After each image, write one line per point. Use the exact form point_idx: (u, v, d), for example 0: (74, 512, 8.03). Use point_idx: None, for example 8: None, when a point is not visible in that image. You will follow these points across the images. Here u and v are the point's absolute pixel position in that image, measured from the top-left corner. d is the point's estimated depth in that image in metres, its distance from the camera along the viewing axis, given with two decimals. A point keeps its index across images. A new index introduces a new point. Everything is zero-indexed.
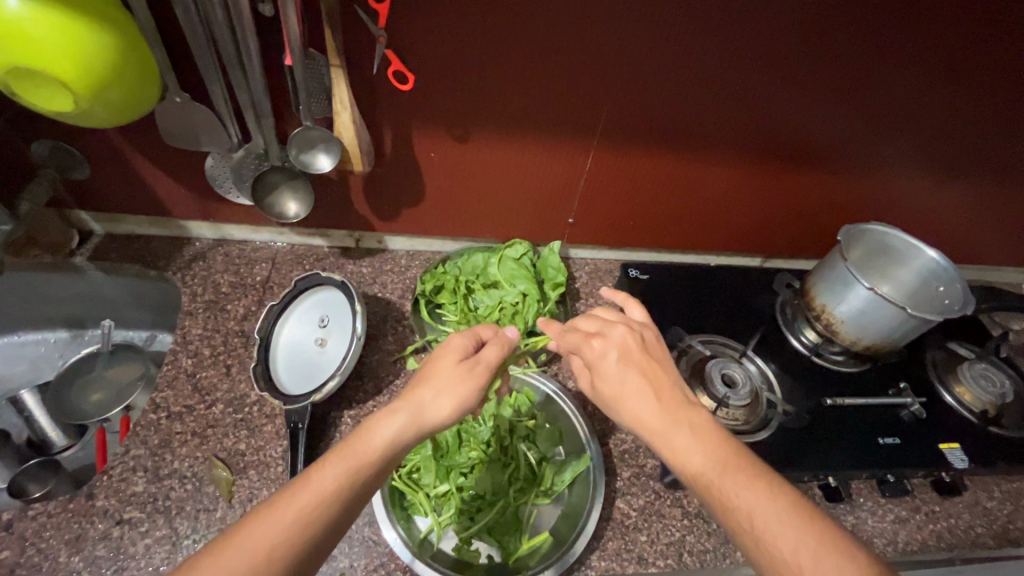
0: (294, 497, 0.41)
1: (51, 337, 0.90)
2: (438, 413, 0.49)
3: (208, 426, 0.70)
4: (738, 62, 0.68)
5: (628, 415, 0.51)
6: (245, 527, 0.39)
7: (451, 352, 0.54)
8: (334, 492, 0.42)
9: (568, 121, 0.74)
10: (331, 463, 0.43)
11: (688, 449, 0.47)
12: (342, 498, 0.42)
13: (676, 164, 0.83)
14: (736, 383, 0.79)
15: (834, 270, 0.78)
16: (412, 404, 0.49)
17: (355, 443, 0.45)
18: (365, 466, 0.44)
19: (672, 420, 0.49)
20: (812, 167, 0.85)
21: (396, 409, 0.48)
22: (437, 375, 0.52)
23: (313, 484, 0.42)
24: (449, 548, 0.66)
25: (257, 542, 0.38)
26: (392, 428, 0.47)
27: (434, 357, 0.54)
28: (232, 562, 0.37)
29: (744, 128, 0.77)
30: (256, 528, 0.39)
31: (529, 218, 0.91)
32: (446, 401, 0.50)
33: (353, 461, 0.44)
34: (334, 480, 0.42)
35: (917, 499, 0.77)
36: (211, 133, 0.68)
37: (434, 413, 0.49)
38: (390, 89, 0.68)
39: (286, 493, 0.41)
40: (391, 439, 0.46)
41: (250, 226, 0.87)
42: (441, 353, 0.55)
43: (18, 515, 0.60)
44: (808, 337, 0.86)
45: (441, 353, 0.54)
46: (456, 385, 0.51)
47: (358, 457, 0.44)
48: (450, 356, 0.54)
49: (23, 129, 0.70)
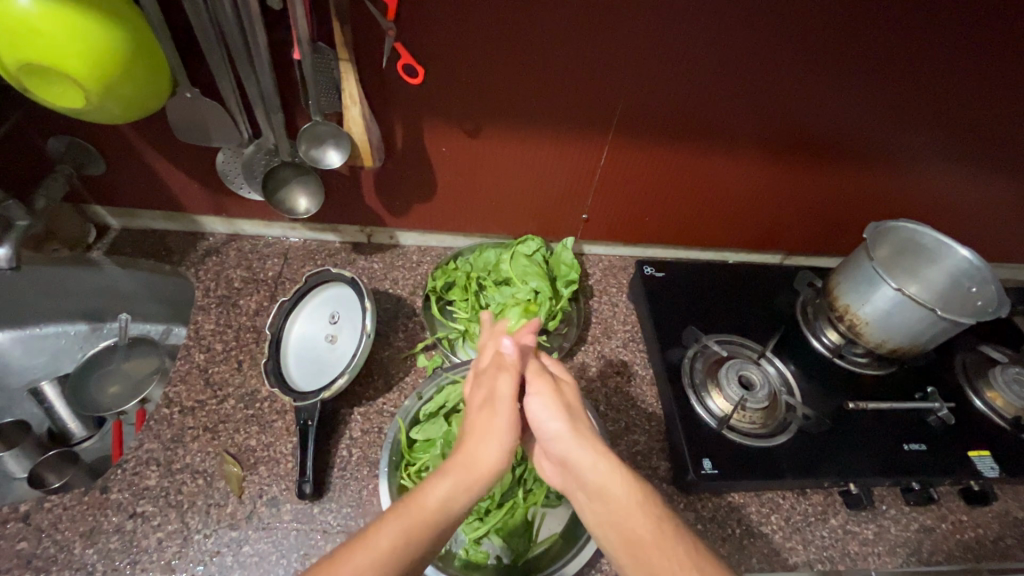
0: (350, 562, 0.42)
1: (71, 329, 0.90)
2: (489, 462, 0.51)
3: (220, 421, 0.70)
4: (757, 54, 0.65)
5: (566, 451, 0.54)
6: None
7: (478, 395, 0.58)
8: (397, 555, 0.43)
9: (581, 116, 0.73)
10: (388, 525, 0.45)
11: (613, 495, 0.50)
12: (400, 559, 0.43)
13: (694, 159, 0.80)
14: (754, 385, 0.76)
15: (860, 268, 0.75)
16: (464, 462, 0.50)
17: (411, 506, 0.46)
18: (424, 527, 0.45)
19: (596, 463, 0.52)
20: (836, 162, 0.82)
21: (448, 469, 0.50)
22: (478, 428, 0.54)
23: (376, 546, 0.43)
24: (457, 549, 0.65)
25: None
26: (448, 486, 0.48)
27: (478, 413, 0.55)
28: None
29: (765, 121, 0.75)
30: None
31: (542, 214, 0.90)
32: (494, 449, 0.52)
33: (410, 526, 0.45)
34: (392, 544, 0.43)
35: (943, 508, 0.74)
36: (221, 128, 0.67)
37: (484, 464, 0.51)
38: (400, 83, 0.66)
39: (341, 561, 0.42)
40: (446, 497, 0.47)
41: (261, 221, 0.87)
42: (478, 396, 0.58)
43: (35, 507, 0.61)
44: (829, 338, 0.83)
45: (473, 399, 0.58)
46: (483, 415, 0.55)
47: (415, 518, 0.45)
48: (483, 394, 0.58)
49: (40, 126, 0.71)
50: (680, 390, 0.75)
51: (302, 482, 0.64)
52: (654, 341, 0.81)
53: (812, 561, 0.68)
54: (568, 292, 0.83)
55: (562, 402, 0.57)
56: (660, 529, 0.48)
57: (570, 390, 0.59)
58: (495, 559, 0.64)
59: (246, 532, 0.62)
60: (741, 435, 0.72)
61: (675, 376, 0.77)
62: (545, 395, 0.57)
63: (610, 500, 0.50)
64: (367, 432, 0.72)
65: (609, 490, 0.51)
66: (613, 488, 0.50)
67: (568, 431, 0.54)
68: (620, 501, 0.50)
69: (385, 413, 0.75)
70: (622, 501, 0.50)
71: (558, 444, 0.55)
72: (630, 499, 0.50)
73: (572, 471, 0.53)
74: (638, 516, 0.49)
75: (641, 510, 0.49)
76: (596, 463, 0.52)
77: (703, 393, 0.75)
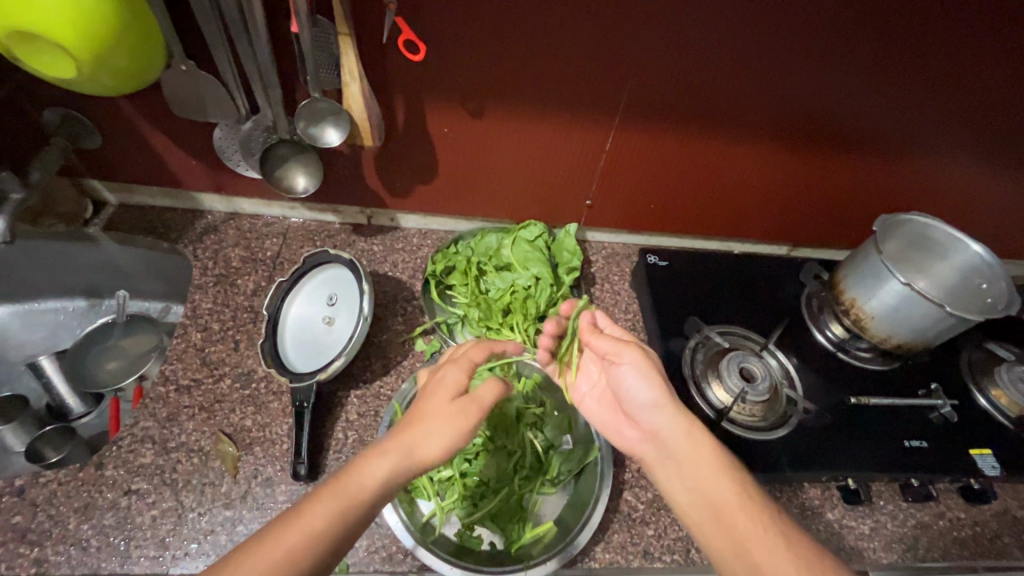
0: (279, 537, 0.41)
1: (69, 305, 0.89)
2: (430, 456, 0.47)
3: (215, 401, 0.70)
4: (772, 35, 0.63)
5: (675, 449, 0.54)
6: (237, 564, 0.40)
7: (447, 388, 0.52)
8: (321, 530, 0.42)
9: (588, 98, 0.70)
10: (323, 501, 0.43)
11: (710, 477, 0.51)
12: (332, 533, 0.42)
13: (703, 146, 0.78)
14: (755, 378, 0.75)
15: (867, 261, 0.73)
16: (404, 447, 0.47)
17: (344, 483, 0.44)
18: (353, 510, 0.43)
19: (688, 442, 0.53)
20: (849, 152, 0.80)
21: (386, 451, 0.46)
22: (427, 416, 0.49)
23: (303, 527, 0.42)
24: (451, 533, 0.65)
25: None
26: (386, 468, 0.46)
27: (427, 395, 0.52)
28: None
29: (779, 108, 0.72)
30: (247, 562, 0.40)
31: (546, 199, 0.88)
32: (440, 442, 0.48)
33: (343, 502, 0.43)
34: (323, 519, 0.42)
35: (941, 505, 0.74)
36: (219, 104, 0.66)
37: (424, 452, 0.47)
38: (401, 60, 0.64)
39: (274, 532, 0.41)
40: (381, 483, 0.45)
41: (260, 200, 0.86)
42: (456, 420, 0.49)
43: (30, 482, 0.61)
44: (834, 331, 0.82)
45: (452, 411, 0.50)
46: (453, 436, 0.49)
47: (348, 499, 0.44)
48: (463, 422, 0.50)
49: (33, 96, 0.69)
50: (680, 380, 0.75)
51: (296, 463, 0.64)
52: (655, 330, 0.80)
53: None
54: (569, 279, 0.83)
55: (648, 371, 0.58)
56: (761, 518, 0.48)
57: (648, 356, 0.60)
58: (489, 546, 0.64)
59: (240, 512, 0.62)
60: (740, 427, 0.71)
61: (676, 366, 0.76)
62: (634, 363, 0.59)
63: (699, 466, 0.52)
64: (363, 415, 0.72)
65: (706, 474, 0.51)
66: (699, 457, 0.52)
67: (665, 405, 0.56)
68: (718, 491, 0.50)
69: (382, 396, 0.74)
70: (713, 478, 0.51)
71: (646, 412, 0.57)
72: (727, 484, 0.50)
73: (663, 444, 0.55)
74: (733, 503, 0.49)
75: (738, 499, 0.49)
76: (688, 431, 0.54)
77: (704, 384, 0.74)
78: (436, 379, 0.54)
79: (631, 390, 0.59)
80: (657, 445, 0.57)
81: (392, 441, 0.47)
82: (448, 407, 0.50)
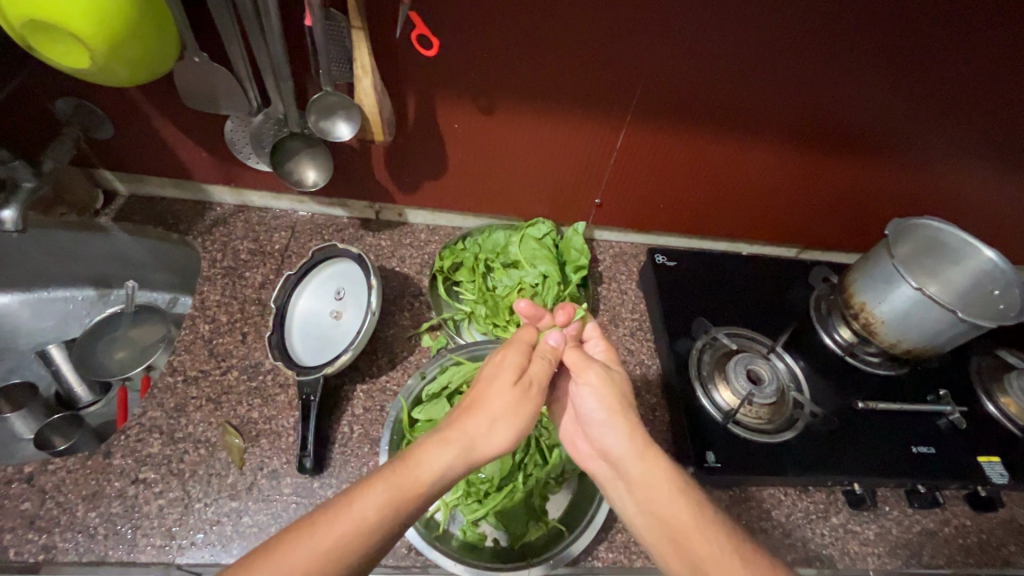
0: (343, 515, 0.43)
1: (78, 294, 0.91)
2: (491, 446, 0.52)
3: (222, 392, 0.70)
4: (789, 36, 0.62)
5: (633, 472, 0.55)
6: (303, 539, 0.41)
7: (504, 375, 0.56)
8: (383, 511, 0.43)
9: (601, 96, 0.70)
10: (385, 482, 0.45)
11: (663, 501, 0.52)
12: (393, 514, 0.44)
13: (715, 146, 0.78)
14: (762, 380, 0.74)
15: (879, 265, 0.73)
16: (467, 437, 0.51)
17: (410, 470, 0.47)
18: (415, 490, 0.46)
19: (640, 465, 0.55)
20: (862, 155, 0.80)
21: (449, 441, 0.50)
22: (488, 407, 0.54)
23: (353, 515, 0.43)
24: (456, 530, 0.65)
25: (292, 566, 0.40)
26: (447, 459, 0.49)
27: (486, 381, 0.56)
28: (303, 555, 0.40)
29: (793, 109, 0.72)
30: (312, 536, 0.41)
31: (554, 197, 0.88)
32: (502, 433, 0.53)
33: (404, 482, 0.45)
34: (387, 499, 0.44)
35: (948, 512, 0.73)
36: (230, 96, 0.66)
37: (485, 443, 0.52)
38: (413, 54, 0.64)
39: (337, 510, 0.43)
40: (444, 471, 0.48)
41: (270, 192, 0.86)
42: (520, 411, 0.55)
43: (39, 469, 0.62)
44: (842, 335, 0.81)
45: (513, 400, 0.55)
46: (513, 424, 0.54)
47: (406, 485, 0.46)
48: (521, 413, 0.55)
49: (45, 85, 0.70)
50: (686, 382, 0.74)
51: (302, 457, 0.64)
52: (662, 331, 0.80)
53: (812, 559, 0.67)
54: (577, 278, 0.82)
55: (608, 397, 0.59)
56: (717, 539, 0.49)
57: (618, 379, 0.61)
58: (492, 542, 0.64)
59: (246, 503, 0.63)
60: (746, 430, 0.71)
61: (683, 367, 0.76)
62: (595, 383, 0.60)
63: (653, 490, 0.53)
64: (369, 410, 0.72)
65: (660, 498, 0.53)
66: (652, 482, 0.53)
67: (617, 429, 0.57)
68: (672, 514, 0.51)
69: (388, 391, 0.74)
70: (671, 501, 0.52)
71: (603, 432, 0.58)
72: (680, 507, 0.52)
73: (616, 466, 0.57)
74: (689, 526, 0.50)
75: (694, 521, 0.50)
76: (642, 455, 0.55)
77: (710, 386, 0.74)
78: (491, 366, 0.58)
79: (588, 409, 0.60)
80: (610, 464, 0.58)
81: (456, 430, 0.51)
82: (509, 396, 0.55)
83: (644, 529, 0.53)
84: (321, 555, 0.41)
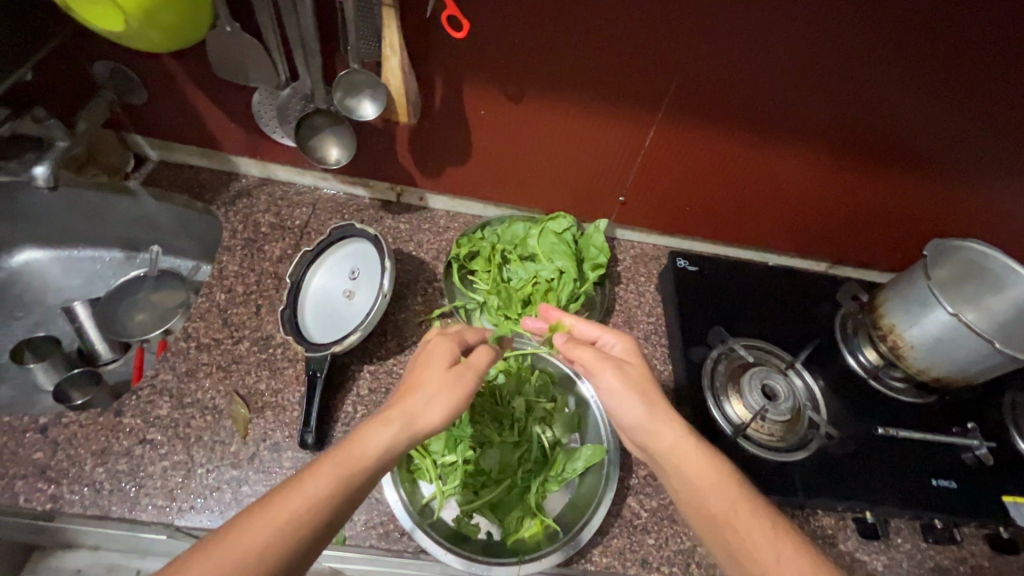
0: (282, 502, 0.42)
1: (106, 255, 0.95)
2: (430, 420, 0.49)
3: (232, 361, 0.71)
4: (838, 38, 0.59)
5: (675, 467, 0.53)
6: (237, 529, 0.40)
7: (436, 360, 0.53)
8: (323, 497, 0.43)
9: (633, 91, 0.68)
10: (324, 469, 0.44)
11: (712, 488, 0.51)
12: (331, 501, 0.43)
13: (748, 150, 0.75)
14: (778, 397, 0.72)
15: (914, 287, 0.69)
16: (404, 415, 0.48)
17: (349, 452, 0.45)
18: (354, 472, 0.45)
19: (685, 453, 0.53)
20: (906, 169, 0.75)
21: (388, 419, 0.48)
22: (426, 384, 0.51)
23: (303, 493, 0.42)
24: (449, 518, 0.65)
25: (242, 547, 0.39)
26: (384, 438, 0.47)
27: (421, 364, 0.53)
28: (231, 554, 0.39)
29: (835, 115, 0.68)
30: (248, 527, 0.40)
31: (577, 191, 0.86)
32: (440, 407, 0.50)
33: (341, 467, 0.44)
34: (323, 488, 0.43)
35: (965, 550, 0.69)
36: (260, 68, 0.66)
37: (425, 418, 0.49)
38: (443, 36, 0.63)
39: (276, 498, 0.42)
40: (383, 449, 0.46)
41: (294, 167, 0.86)
42: (452, 386, 0.51)
43: (53, 422, 0.63)
44: (867, 357, 0.78)
45: (448, 376, 0.52)
46: (449, 398, 0.50)
47: (349, 465, 0.45)
48: (458, 385, 0.51)
49: (85, 47, 0.71)
50: (698, 391, 0.72)
51: (304, 432, 0.64)
52: (677, 337, 0.78)
53: None
54: (594, 276, 0.81)
55: (632, 380, 0.56)
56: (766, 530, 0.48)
57: (637, 374, 0.57)
58: (486, 535, 0.64)
59: (247, 473, 0.63)
60: (756, 446, 0.69)
61: (695, 376, 0.74)
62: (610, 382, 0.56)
63: (698, 482, 0.51)
64: (374, 391, 0.72)
65: (708, 486, 0.51)
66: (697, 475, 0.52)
67: (651, 412, 0.55)
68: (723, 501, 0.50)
69: (395, 373, 0.74)
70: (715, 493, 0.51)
71: (629, 413, 0.56)
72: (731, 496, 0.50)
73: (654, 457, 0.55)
74: (740, 521, 0.49)
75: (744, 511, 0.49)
76: (680, 448, 0.53)
77: (722, 398, 0.72)
78: (422, 348, 0.56)
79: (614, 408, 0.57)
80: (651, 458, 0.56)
81: (394, 411, 0.49)
82: (443, 374, 0.52)
83: (695, 520, 0.52)
84: (265, 544, 0.40)
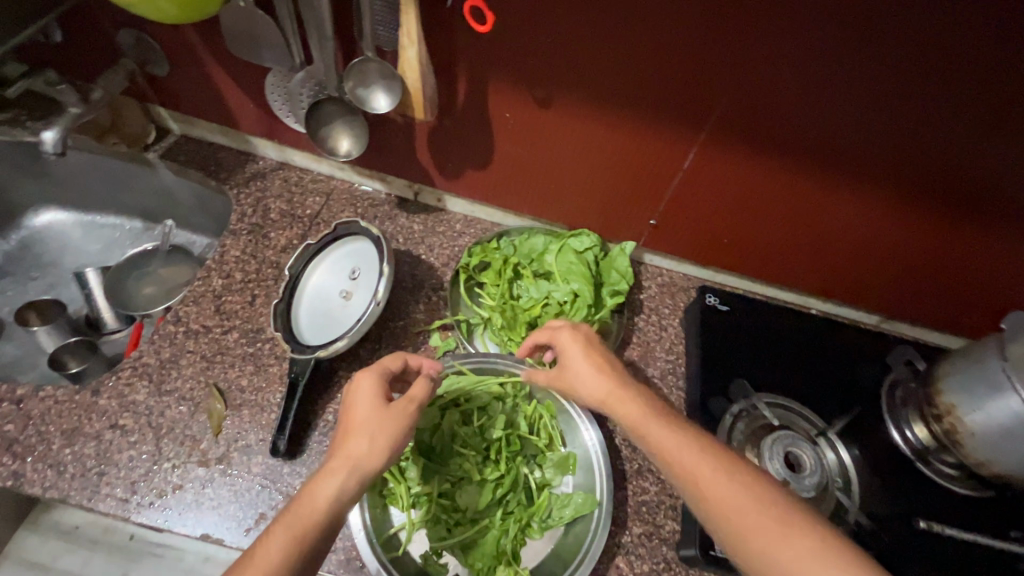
0: None
1: (126, 223, 0.94)
2: (377, 460, 0.45)
3: (218, 352, 0.68)
4: (919, 70, 0.50)
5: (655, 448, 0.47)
6: None
7: (361, 398, 0.49)
8: (284, 564, 0.37)
9: (671, 108, 0.61)
10: (278, 532, 0.39)
11: (678, 447, 0.46)
12: (297, 565, 0.38)
13: (798, 185, 0.66)
14: (803, 468, 0.63)
15: (984, 367, 0.59)
16: (350, 458, 0.44)
17: (300, 509, 0.40)
18: (312, 529, 0.40)
19: (647, 422, 0.49)
20: (987, 226, 0.65)
21: (331, 468, 0.43)
22: (360, 424, 0.47)
23: (259, 564, 0.37)
24: (416, 553, 0.60)
25: None
26: (336, 486, 0.42)
27: (349, 407, 0.48)
28: None
29: (905, 157, 0.59)
30: None
31: (604, 209, 0.79)
32: (385, 444, 0.46)
33: (298, 526, 0.39)
34: (281, 552, 0.38)
35: None
36: (274, 49, 0.62)
37: (372, 460, 0.45)
38: (467, 28, 0.57)
39: None
40: (339, 497, 0.42)
41: (312, 155, 0.83)
42: (390, 423, 0.47)
43: (30, 394, 0.62)
44: (915, 433, 0.68)
45: (386, 416, 0.47)
46: (394, 434, 0.47)
47: (303, 522, 0.40)
48: (399, 423, 0.48)
49: (109, 13, 0.69)
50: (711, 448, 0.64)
51: (275, 439, 0.60)
52: (696, 384, 0.70)
53: None
54: (611, 303, 0.73)
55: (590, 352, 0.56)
56: (741, 492, 0.42)
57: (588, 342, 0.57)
58: None
59: (212, 474, 0.60)
60: None
61: (711, 431, 0.66)
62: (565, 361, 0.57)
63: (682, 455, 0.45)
64: None
65: (680, 454, 0.45)
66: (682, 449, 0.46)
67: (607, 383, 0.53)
68: (691, 463, 0.45)
69: None
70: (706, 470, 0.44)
71: (591, 388, 0.54)
72: (699, 456, 0.45)
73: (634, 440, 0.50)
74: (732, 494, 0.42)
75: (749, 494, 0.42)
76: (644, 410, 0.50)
77: None
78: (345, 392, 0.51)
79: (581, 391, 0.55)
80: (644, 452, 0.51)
81: (336, 458, 0.44)
82: (378, 412, 0.47)
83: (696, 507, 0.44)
84: None
